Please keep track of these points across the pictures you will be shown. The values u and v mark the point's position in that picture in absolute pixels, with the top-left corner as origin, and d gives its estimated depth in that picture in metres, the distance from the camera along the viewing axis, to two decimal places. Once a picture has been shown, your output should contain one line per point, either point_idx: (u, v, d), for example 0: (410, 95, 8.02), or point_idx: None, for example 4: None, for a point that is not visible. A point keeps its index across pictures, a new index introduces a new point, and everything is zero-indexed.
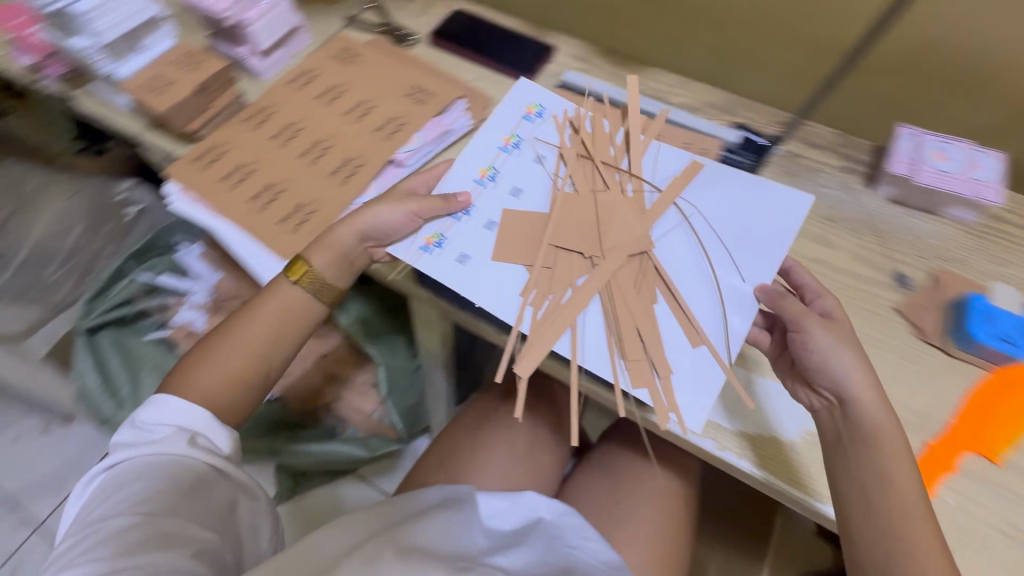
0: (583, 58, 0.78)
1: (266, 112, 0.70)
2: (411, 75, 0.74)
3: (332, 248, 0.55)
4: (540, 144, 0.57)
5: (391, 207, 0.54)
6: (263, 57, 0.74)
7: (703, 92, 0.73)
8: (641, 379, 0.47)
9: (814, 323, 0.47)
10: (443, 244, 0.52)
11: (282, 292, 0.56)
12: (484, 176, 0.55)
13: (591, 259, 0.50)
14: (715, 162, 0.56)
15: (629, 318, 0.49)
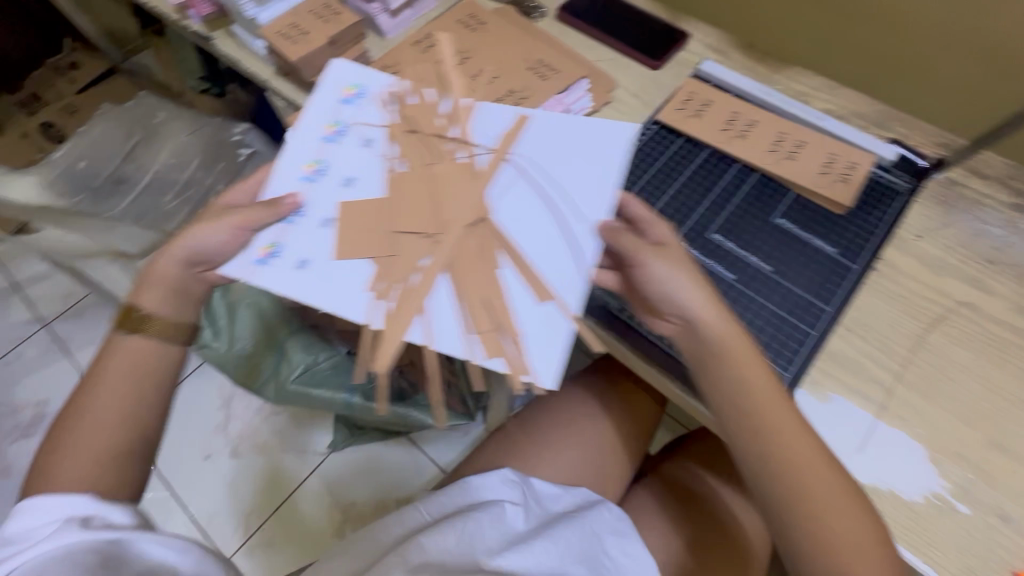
0: (718, 49, 0.72)
1: (388, 71, 0.70)
2: (535, 49, 0.71)
3: (158, 284, 0.46)
4: (364, 127, 0.50)
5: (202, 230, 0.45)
6: (392, 16, 0.74)
7: (852, 99, 0.66)
8: (495, 349, 0.41)
9: (648, 252, 0.44)
10: (279, 254, 0.44)
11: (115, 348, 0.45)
12: (312, 171, 0.47)
13: (431, 234, 0.43)
14: (546, 113, 0.50)
15: (476, 291, 0.42)
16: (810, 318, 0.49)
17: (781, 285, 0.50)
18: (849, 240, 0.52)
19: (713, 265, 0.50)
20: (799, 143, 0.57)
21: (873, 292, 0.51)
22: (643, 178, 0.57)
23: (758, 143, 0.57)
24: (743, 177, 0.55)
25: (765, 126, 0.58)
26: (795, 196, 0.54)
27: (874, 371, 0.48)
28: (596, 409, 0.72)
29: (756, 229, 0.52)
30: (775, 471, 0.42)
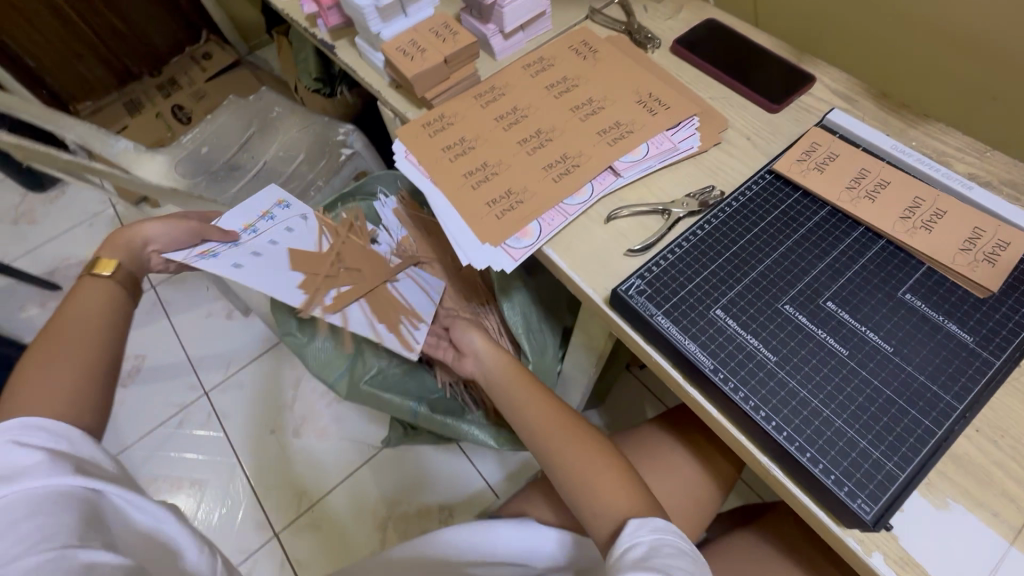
0: (847, 96, 0.67)
1: (496, 93, 0.71)
2: (645, 81, 0.70)
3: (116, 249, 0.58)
4: (294, 221, 0.71)
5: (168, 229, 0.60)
6: (505, 39, 0.75)
7: (1002, 165, 0.59)
8: (397, 331, 0.71)
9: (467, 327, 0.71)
10: (218, 254, 0.59)
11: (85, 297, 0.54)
12: (247, 228, 0.65)
13: (362, 278, 0.74)
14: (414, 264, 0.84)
15: (390, 307, 0.74)
16: (936, 413, 0.43)
17: (901, 369, 0.44)
18: (990, 329, 0.46)
19: (823, 335, 0.46)
20: (938, 213, 0.51)
21: (1013, 391, 0.45)
22: (751, 230, 0.53)
23: (889, 207, 0.52)
24: (868, 243, 0.51)
25: (899, 188, 0.53)
26: (927, 271, 0.49)
27: (1008, 484, 0.42)
28: (675, 458, 0.67)
29: (879, 304, 0.47)
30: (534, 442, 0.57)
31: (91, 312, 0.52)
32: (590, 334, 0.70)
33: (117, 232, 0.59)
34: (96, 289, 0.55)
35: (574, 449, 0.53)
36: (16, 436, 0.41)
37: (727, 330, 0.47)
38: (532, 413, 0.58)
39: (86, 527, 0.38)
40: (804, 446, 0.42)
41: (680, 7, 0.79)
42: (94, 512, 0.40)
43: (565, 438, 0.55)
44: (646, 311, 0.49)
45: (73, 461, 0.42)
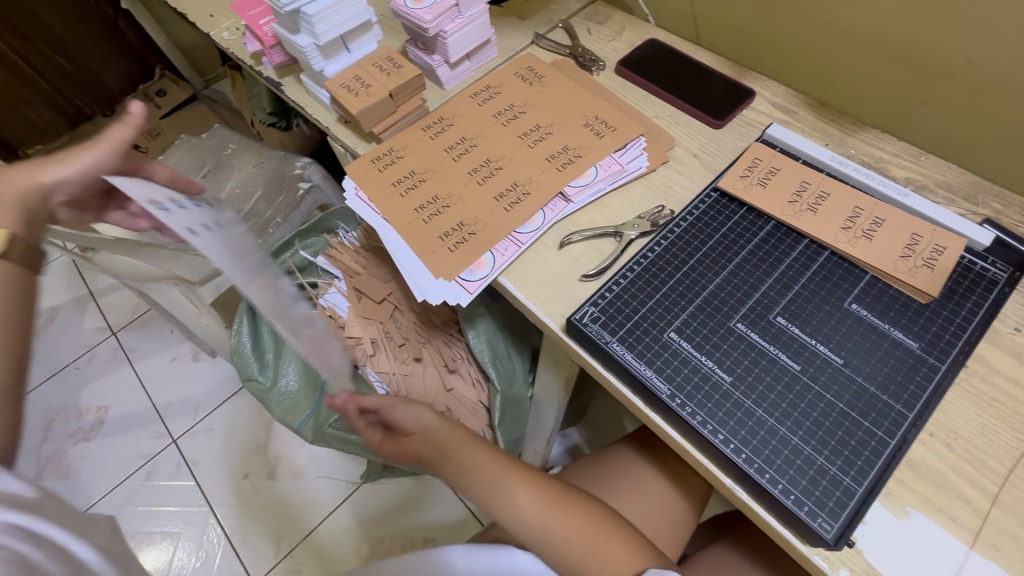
0: (786, 108, 0.69)
1: (443, 124, 0.71)
2: (591, 104, 0.70)
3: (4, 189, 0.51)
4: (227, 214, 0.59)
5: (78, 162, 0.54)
6: (450, 68, 0.75)
7: (934, 169, 0.62)
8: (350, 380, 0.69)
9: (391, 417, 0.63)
10: (172, 209, 0.48)
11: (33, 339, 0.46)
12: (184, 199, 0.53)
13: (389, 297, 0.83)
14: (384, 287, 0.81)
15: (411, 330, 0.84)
16: (888, 423, 0.43)
17: (852, 381, 0.45)
18: (933, 334, 0.47)
19: (776, 352, 0.47)
20: (877, 221, 0.52)
21: (963, 392, 0.46)
22: (701, 249, 0.54)
23: (830, 217, 0.53)
24: (814, 255, 0.52)
25: (839, 199, 0.54)
26: (870, 279, 0.50)
27: (963, 488, 0.43)
28: (647, 477, 0.66)
29: (827, 316, 0.48)
30: (522, 521, 0.55)
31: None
32: (555, 358, 0.69)
33: (8, 176, 0.52)
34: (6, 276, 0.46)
35: (572, 519, 0.55)
36: None
37: (683, 353, 0.47)
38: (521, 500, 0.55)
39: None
40: (764, 468, 0.42)
41: (621, 29, 0.81)
42: (24, 550, 0.37)
43: (563, 515, 0.55)
44: (602, 339, 0.49)
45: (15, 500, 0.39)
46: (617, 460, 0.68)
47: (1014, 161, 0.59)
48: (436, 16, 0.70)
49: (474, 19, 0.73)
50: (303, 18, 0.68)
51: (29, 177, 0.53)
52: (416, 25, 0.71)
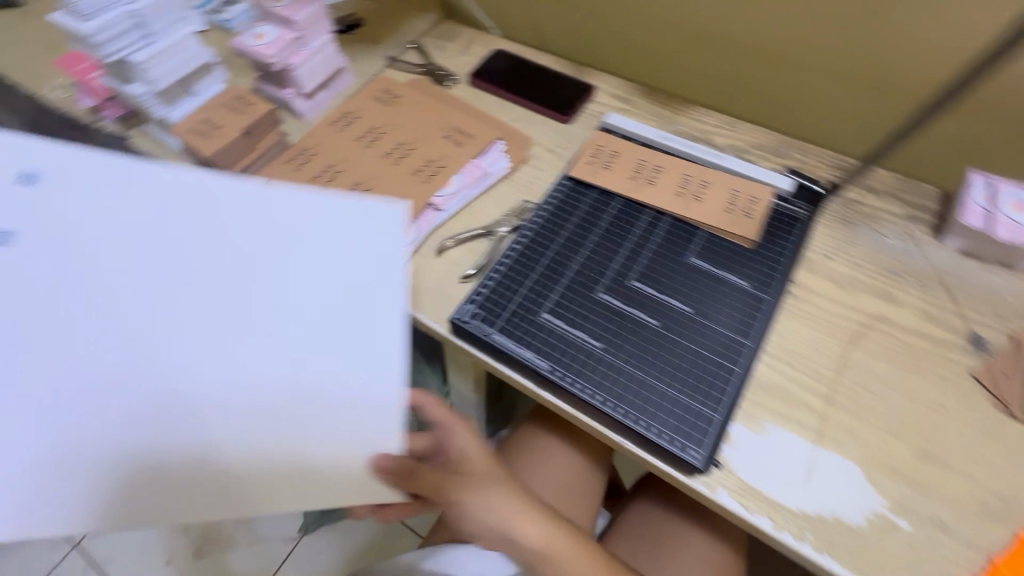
0: (624, 98, 0.76)
1: (307, 154, 0.71)
2: (450, 117, 0.73)
3: None
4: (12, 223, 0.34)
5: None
6: (308, 98, 0.76)
7: (748, 134, 0.72)
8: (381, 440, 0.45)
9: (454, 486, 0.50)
10: None
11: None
12: None
13: None
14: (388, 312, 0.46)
15: None
16: (733, 353, 0.50)
17: (701, 325, 0.51)
18: (760, 272, 0.54)
19: (636, 312, 0.52)
20: (704, 184, 0.59)
21: (793, 317, 0.53)
22: (562, 232, 0.58)
23: (665, 187, 0.60)
24: (657, 221, 0.58)
25: (670, 170, 0.61)
26: (705, 235, 0.57)
27: (803, 396, 0.50)
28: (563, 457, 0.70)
29: (673, 272, 0.54)
30: None
31: None
32: (457, 361, 0.71)
33: None
34: None
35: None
36: None
37: (556, 329, 0.51)
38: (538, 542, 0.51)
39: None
40: (639, 417, 0.46)
41: (470, 43, 0.86)
42: None
43: None
44: (483, 332, 0.52)
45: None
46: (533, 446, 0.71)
47: (808, 117, 0.70)
48: (279, 50, 0.71)
49: (319, 49, 0.74)
50: (133, 68, 0.65)
51: None
52: (259, 61, 0.71)
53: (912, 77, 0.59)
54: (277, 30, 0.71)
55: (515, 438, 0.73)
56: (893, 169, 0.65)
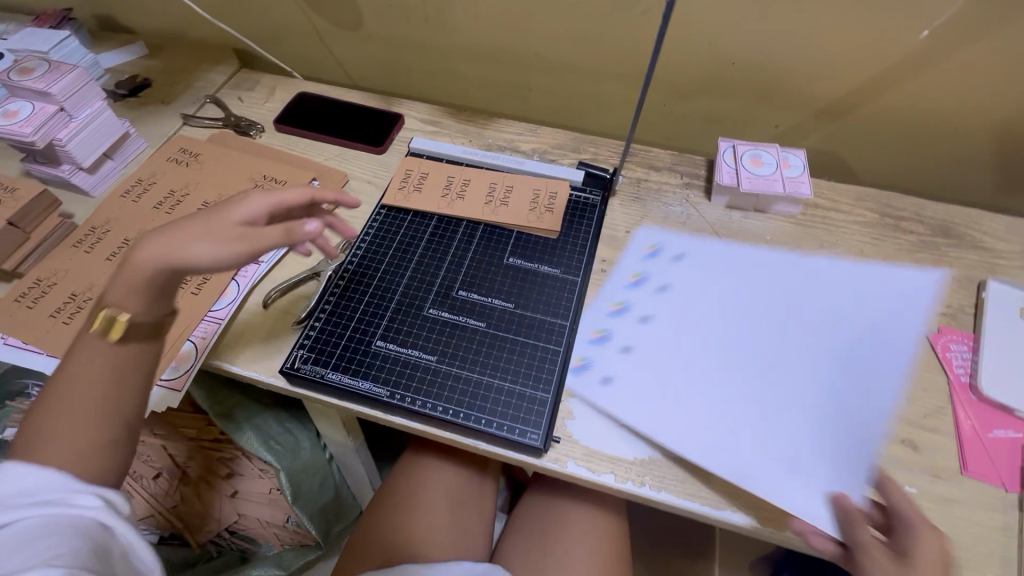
0: (432, 120, 0.80)
1: (99, 232, 0.65)
2: (259, 165, 0.72)
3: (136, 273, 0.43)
4: (639, 313, 0.56)
5: (217, 240, 0.43)
6: (90, 173, 0.69)
7: (549, 136, 0.78)
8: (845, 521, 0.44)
9: (875, 554, 0.42)
10: (612, 332, 0.56)
11: (89, 349, 0.43)
12: (614, 309, 0.57)
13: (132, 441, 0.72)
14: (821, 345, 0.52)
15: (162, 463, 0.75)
16: (556, 335, 0.55)
17: (524, 317, 0.56)
18: (568, 260, 0.61)
19: (464, 319, 0.56)
20: (509, 188, 0.66)
21: (604, 290, 0.60)
22: (385, 259, 0.60)
23: (474, 198, 0.64)
24: (472, 231, 0.62)
25: (477, 181, 0.66)
26: (516, 235, 0.63)
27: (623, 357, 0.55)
28: (447, 471, 0.70)
29: (491, 273, 0.59)
30: None
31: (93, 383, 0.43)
32: (322, 414, 0.65)
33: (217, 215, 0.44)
34: (96, 359, 0.43)
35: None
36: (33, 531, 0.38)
37: (391, 354, 0.53)
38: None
39: (95, 562, 0.39)
40: (480, 415, 0.50)
41: (272, 88, 0.84)
42: None
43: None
44: (316, 374, 0.52)
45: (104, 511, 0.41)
46: (413, 466, 0.71)
47: (593, 113, 0.83)
48: (39, 126, 0.63)
49: (93, 117, 0.67)
50: None
51: (227, 215, 0.44)
52: (16, 141, 0.63)
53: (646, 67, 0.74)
54: (33, 105, 0.64)
55: (398, 469, 0.72)
56: (666, 129, 0.84)
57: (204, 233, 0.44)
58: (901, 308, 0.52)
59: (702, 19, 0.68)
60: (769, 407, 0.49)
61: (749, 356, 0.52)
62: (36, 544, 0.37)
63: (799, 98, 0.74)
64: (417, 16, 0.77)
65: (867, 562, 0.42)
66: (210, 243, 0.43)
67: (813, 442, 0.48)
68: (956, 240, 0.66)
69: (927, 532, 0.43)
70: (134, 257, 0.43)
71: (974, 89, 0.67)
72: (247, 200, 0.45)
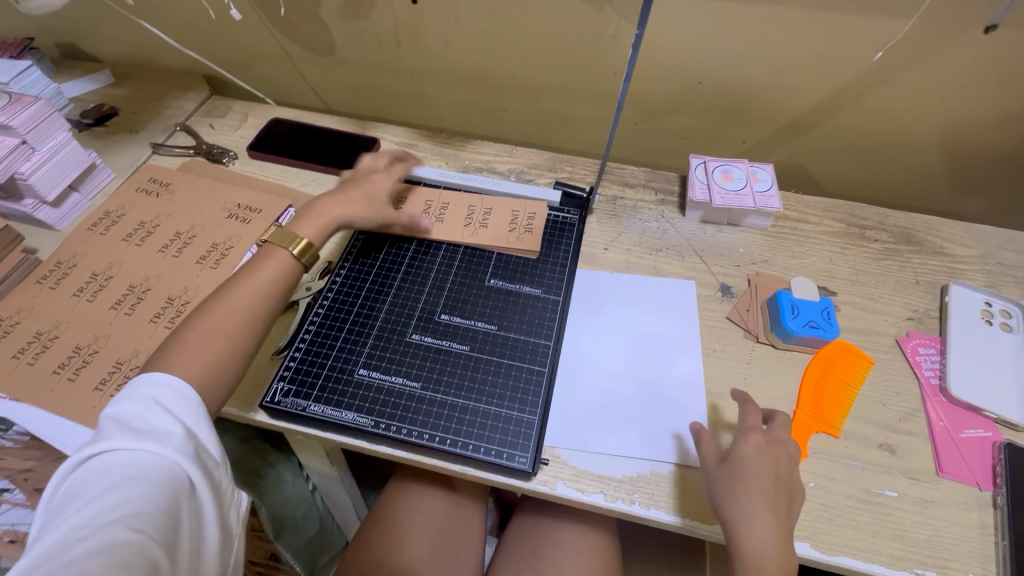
0: (408, 144, 0.80)
1: (65, 267, 0.63)
2: (232, 194, 0.70)
3: (317, 216, 0.56)
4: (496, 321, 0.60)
5: (374, 205, 0.60)
6: (55, 207, 0.67)
7: (525, 156, 0.79)
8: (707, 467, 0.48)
9: (708, 461, 0.48)
10: None
11: (274, 261, 0.52)
12: None
13: None
14: (625, 327, 0.60)
15: None
16: (540, 356, 0.56)
17: (507, 338, 0.56)
18: (549, 280, 0.62)
19: (448, 344, 0.55)
20: (488, 210, 0.66)
21: (582, 310, 0.61)
22: (364, 284, 0.60)
23: (453, 222, 0.65)
24: (452, 255, 0.63)
25: (455, 204, 0.67)
26: (495, 256, 0.63)
27: (601, 372, 0.56)
28: (434, 497, 0.69)
29: (472, 295, 0.59)
30: None
31: (268, 287, 0.50)
32: (305, 445, 0.63)
33: (370, 183, 0.61)
34: (275, 268, 0.52)
35: None
36: (130, 455, 0.39)
37: (374, 382, 0.53)
38: (767, 539, 0.44)
39: (164, 516, 0.37)
40: (467, 441, 0.50)
41: (244, 115, 0.83)
42: None
43: None
44: (298, 407, 0.51)
45: (188, 466, 0.40)
46: (399, 493, 0.70)
47: (567, 132, 0.85)
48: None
49: (58, 149, 0.65)
50: None
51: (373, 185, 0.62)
52: None
53: (616, 88, 0.76)
54: None
55: (384, 497, 0.70)
56: (639, 145, 0.86)
57: (365, 191, 0.60)
58: (680, 296, 0.63)
59: (668, 43, 0.70)
60: (608, 388, 0.55)
61: (584, 348, 0.58)
62: (121, 483, 0.37)
63: (763, 114, 0.77)
64: (389, 42, 0.78)
65: (706, 467, 0.48)
66: (370, 201, 0.60)
67: (651, 408, 0.54)
68: (918, 246, 0.69)
69: (745, 436, 0.49)
70: (317, 204, 0.57)
71: (926, 103, 0.70)
72: (381, 160, 0.65)
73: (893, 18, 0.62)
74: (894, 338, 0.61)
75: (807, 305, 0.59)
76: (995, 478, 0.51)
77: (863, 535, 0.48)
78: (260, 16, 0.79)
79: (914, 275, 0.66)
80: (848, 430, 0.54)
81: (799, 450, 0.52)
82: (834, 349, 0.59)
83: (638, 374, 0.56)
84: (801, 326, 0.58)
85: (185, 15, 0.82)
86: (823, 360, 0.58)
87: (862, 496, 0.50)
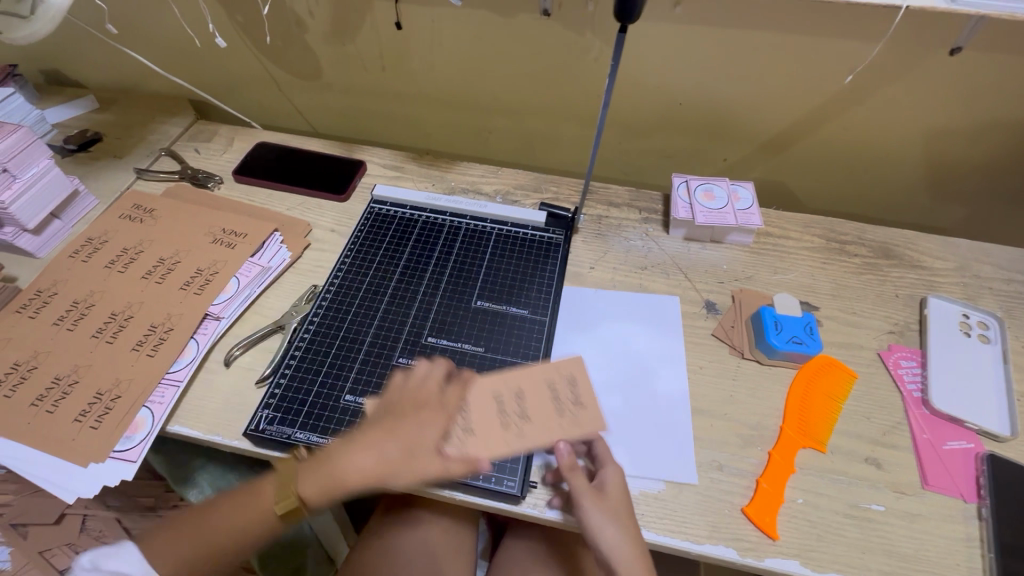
0: (394, 166, 0.80)
1: (45, 295, 0.62)
2: (218, 218, 0.70)
3: (321, 476, 0.46)
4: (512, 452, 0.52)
5: (404, 446, 0.47)
6: (36, 234, 0.67)
7: (512, 176, 0.80)
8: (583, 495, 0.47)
9: (586, 496, 0.47)
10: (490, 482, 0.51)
11: (262, 502, 0.48)
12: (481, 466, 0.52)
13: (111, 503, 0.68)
14: (608, 344, 0.60)
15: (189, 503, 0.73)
16: None
17: (494, 360, 0.56)
18: (535, 300, 0.62)
19: None
20: (519, 398, 0.50)
21: (568, 329, 0.61)
22: (351, 308, 0.60)
23: (486, 425, 0.48)
24: (438, 280, 0.63)
25: (475, 397, 0.50)
26: (482, 278, 0.64)
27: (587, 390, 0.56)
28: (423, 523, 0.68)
29: (459, 316, 0.60)
30: None
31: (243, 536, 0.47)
32: None
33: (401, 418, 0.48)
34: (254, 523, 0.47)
35: None
36: None
37: (361, 408, 0.52)
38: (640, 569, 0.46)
39: None
40: None
41: (230, 139, 0.83)
42: None
43: None
44: (284, 435, 0.51)
45: None
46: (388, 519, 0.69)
47: (551, 152, 0.86)
48: None
49: (41, 176, 0.65)
50: None
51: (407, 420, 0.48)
52: None
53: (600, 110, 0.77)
54: None
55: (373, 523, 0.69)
56: (622, 163, 0.87)
57: (403, 433, 0.47)
58: (664, 313, 0.64)
59: (648, 66, 0.72)
60: None
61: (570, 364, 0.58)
62: None
63: (741, 133, 0.79)
64: (375, 65, 0.79)
65: (581, 499, 0.46)
66: (410, 452, 0.47)
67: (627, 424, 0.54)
68: (897, 260, 0.71)
69: (610, 463, 0.49)
70: (340, 460, 0.46)
71: (897, 120, 0.73)
72: (429, 372, 0.51)
73: (863, 42, 0.64)
74: (877, 352, 0.62)
75: (789, 321, 0.60)
76: (979, 489, 0.52)
77: (851, 550, 0.48)
78: (246, 41, 0.80)
79: (893, 289, 0.68)
80: (835, 445, 0.54)
81: (788, 466, 0.52)
82: (817, 363, 0.60)
83: (619, 390, 0.57)
84: (786, 341, 0.59)
85: (172, 40, 0.83)
86: (807, 374, 0.59)
87: (849, 511, 0.50)
